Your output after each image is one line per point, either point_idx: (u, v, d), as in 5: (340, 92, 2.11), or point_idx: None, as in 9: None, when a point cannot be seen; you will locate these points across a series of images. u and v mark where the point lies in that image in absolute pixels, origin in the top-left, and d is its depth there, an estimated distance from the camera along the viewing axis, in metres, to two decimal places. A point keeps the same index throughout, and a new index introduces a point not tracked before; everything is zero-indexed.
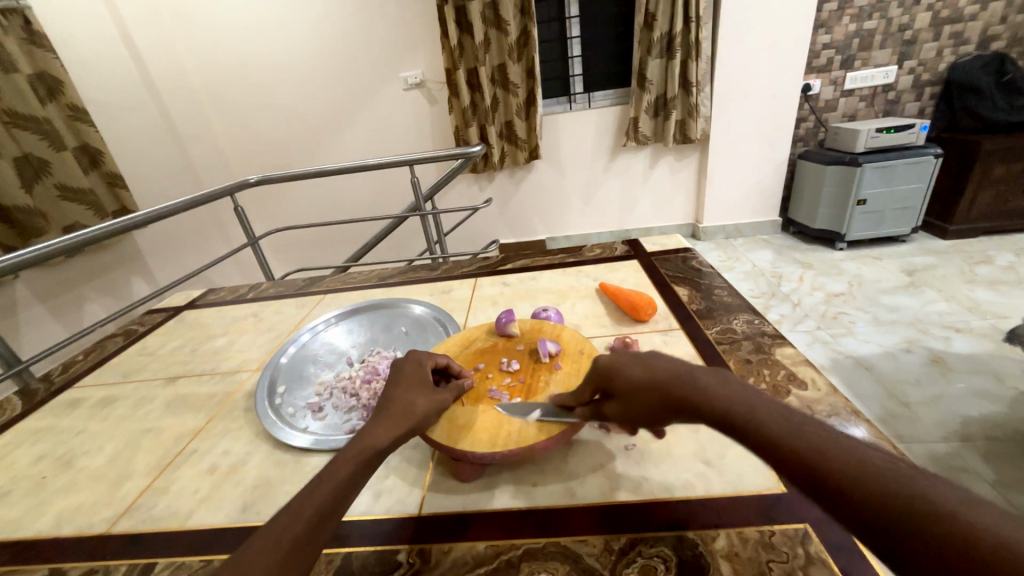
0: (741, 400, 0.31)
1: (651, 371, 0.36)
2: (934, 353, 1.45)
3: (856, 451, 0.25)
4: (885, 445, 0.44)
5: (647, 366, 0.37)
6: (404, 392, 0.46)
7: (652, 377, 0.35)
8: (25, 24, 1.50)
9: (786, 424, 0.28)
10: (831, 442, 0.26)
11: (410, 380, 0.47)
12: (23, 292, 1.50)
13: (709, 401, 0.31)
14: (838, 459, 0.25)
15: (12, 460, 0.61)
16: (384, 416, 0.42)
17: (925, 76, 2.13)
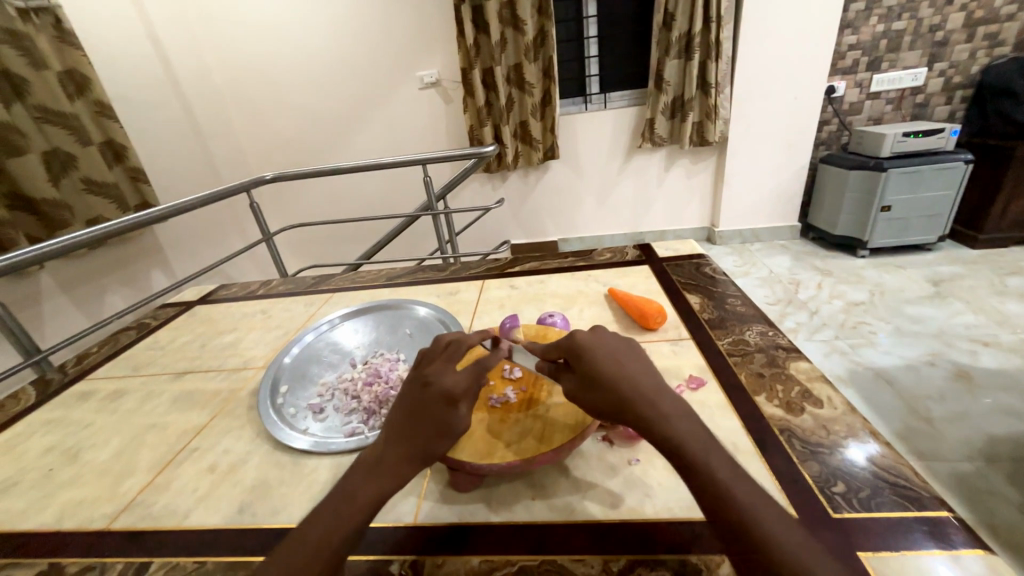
0: (700, 441, 0.35)
1: (629, 381, 0.38)
2: (960, 368, 1.40)
3: (771, 512, 0.31)
4: (906, 470, 0.42)
5: (628, 374, 0.39)
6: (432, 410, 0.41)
7: (630, 386, 0.38)
8: (56, 22, 1.54)
9: (727, 472, 0.33)
10: (755, 499, 0.32)
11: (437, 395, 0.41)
12: (47, 281, 1.54)
13: (673, 432, 0.35)
14: (757, 518, 0.31)
15: (23, 451, 0.62)
16: (407, 437, 0.40)
17: (957, 78, 2.05)
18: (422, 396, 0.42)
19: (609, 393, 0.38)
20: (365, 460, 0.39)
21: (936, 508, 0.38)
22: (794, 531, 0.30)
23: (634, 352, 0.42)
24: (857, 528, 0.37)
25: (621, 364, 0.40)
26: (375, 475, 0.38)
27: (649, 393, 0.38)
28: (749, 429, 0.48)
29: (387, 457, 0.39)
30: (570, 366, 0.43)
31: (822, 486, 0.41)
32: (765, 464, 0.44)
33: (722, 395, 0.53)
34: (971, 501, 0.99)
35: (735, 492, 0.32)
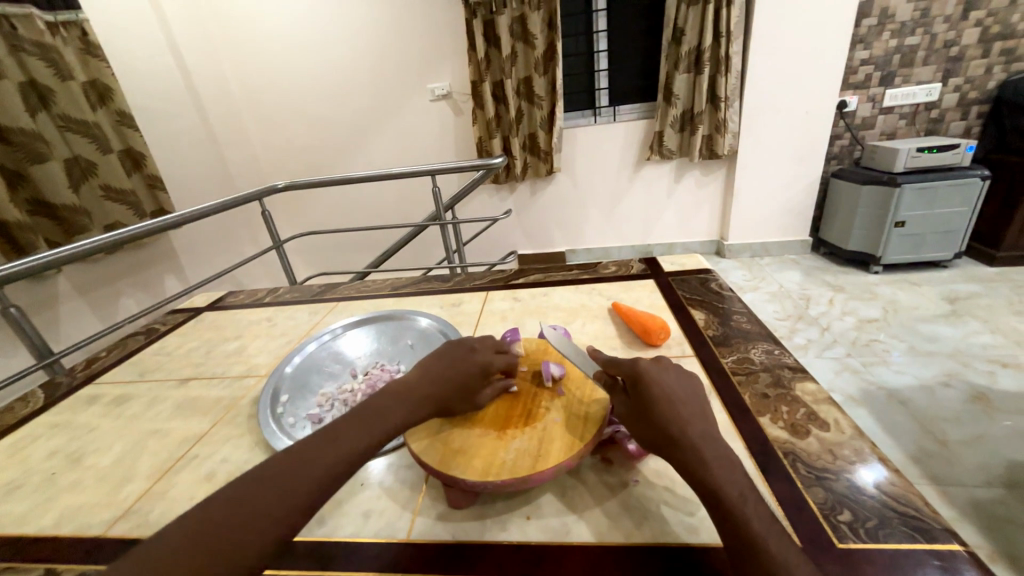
0: (736, 482, 0.35)
1: (679, 414, 0.40)
2: (977, 389, 1.35)
3: (800, 561, 0.31)
4: (916, 499, 0.40)
5: (679, 406, 0.41)
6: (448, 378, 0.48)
7: (677, 420, 0.40)
8: (82, 36, 1.60)
9: (761, 519, 0.33)
10: (783, 545, 0.32)
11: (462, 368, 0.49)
12: (64, 284, 1.57)
13: (712, 468, 0.36)
14: (779, 560, 0.31)
15: (29, 453, 0.63)
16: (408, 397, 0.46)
17: (972, 94, 2.03)
18: (462, 361, 0.50)
19: (657, 424, 0.40)
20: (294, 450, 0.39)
21: (947, 541, 0.37)
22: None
23: (694, 388, 0.44)
24: (863, 560, 0.36)
25: (676, 395, 0.42)
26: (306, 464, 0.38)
27: (697, 430, 0.39)
28: (752, 451, 0.47)
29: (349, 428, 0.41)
30: (625, 389, 0.45)
31: (828, 514, 0.40)
32: (768, 489, 0.43)
33: (725, 415, 0.52)
34: (990, 529, 0.96)
35: (766, 540, 0.32)
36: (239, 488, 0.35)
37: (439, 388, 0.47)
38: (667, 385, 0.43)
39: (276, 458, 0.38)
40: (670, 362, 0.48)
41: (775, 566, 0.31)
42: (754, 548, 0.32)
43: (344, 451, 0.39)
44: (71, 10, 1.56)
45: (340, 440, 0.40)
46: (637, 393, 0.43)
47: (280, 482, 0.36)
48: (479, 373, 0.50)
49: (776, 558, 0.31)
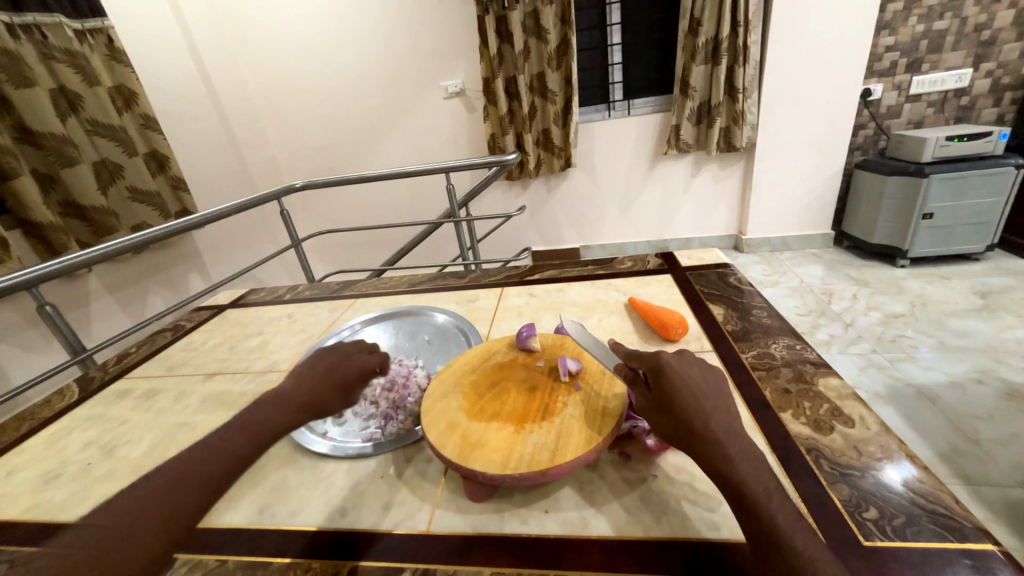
0: (761, 476, 0.35)
1: (701, 407, 0.40)
2: (1012, 386, 1.30)
3: (826, 555, 0.30)
4: (946, 498, 0.39)
5: (700, 400, 0.41)
6: (324, 383, 0.49)
7: (700, 413, 0.39)
8: (108, 42, 1.65)
9: (786, 513, 0.33)
10: (808, 539, 0.31)
11: (329, 375, 0.49)
12: (95, 284, 1.63)
13: (734, 461, 0.36)
14: (805, 556, 0.30)
15: (66, 445, 0.66)
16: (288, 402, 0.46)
17: (1006, 79, 1.94)
18: (338, 362, 0.51)
19: (679, 417, 0.40)
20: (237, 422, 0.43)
21: (979, 539, 0.36)
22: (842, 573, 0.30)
23: (718, 380, 0.44)
24: (890, 557, 0.35)
25: (698, 389, 0.42)
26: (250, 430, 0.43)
27: (720, 423, 0.39)
28: (774, 447, 0.46)
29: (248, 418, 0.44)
30: (647, 381, 0.45)
31: (853, 511, 0.39)
32: (790, 485, 0.42)
33: (745, 410, 0.51)
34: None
35: (793, 537, 0.31)
36: (154, 478, 0.37)
37: (316, 388, 0.48)
38: (689, 379, 0.43)
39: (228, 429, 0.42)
40: (693, 354, 0.47)
41: (802, 563, 0.30)
42: (779, 543, 0.31)
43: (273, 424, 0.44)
44: (97, 17, 1.61)
45: (254, 426, 0.43)
46: (658, 386, 0.43)
47: (200, 465, 0.38)
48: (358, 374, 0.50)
49: (801, 553, 0.30)
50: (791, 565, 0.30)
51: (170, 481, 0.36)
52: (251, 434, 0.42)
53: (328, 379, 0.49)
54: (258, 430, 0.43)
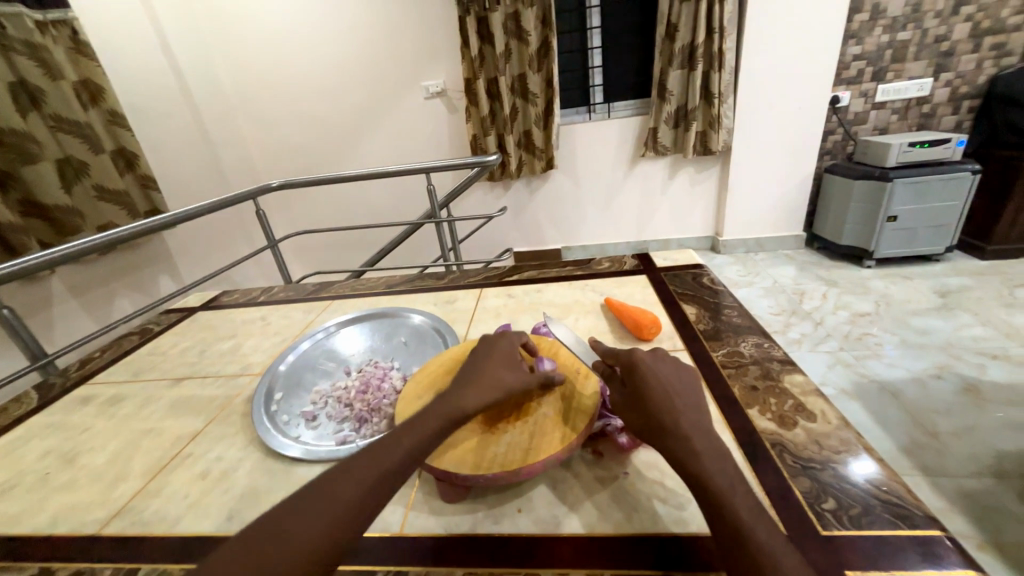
0: (725, 471, 0.36)
1: (671, 405, 0.41)
2: (969, 381, 1.37)
3: (783, 545, 0.32)
4: (899, 488, 0.41)
5: (671, 398, 0.42)
6: (496, 364, 0.49)
7: (670, 411, 0.41)
8: (72, 35, 1.59)
9: (748, 507, 0.34)
10: (767, 530, 0.32)
11: (503, 356, 0.50)
12: (58, 286, 1.56)
13: (700, 456, 0.37)
14: (763, 547, 0.31)
15: (22, 454, 0.63)
16: (468, 384, 0.46)
17: (963, 89, 2.04)
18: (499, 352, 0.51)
19: (650, 414, 0.41)
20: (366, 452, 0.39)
21: (928, 527, 0.37)
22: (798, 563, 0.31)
23: (692, 379, 0.45)
24: (846, 546, 0.36)
25: (671, 387, 0.43)
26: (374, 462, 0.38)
27: (689, 420, 0.40)
28: (740, 443, 0.47)
29: (400, 433, 0.41)
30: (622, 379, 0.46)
31: (813, 502, 0.41)
32: (754, 479, 0.43)
33: (714, 407, 0.53)
34: (978, 518, 0.97)
35: (753, 530, 0.32)
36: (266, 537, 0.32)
37: (484, 377, 0.47)
38: (663, 376, 0.44)
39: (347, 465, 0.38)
40: (668, 354, 0.48)
41: (761, 554, 0.31)
42: (738, 535, 0.32)
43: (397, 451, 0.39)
44: (61, 8, 1.55)
45: (378, 458, 0.38)
46: (632, 385, 0.44)
47: (318, 509, 0.34)
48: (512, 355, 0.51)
49: (759, 545, 0.31)
50: (748, 556, 0.31)
51: (298, 515, 0.34)
52: (381, 469, 0.37)
53: (502, 359, 0.50)
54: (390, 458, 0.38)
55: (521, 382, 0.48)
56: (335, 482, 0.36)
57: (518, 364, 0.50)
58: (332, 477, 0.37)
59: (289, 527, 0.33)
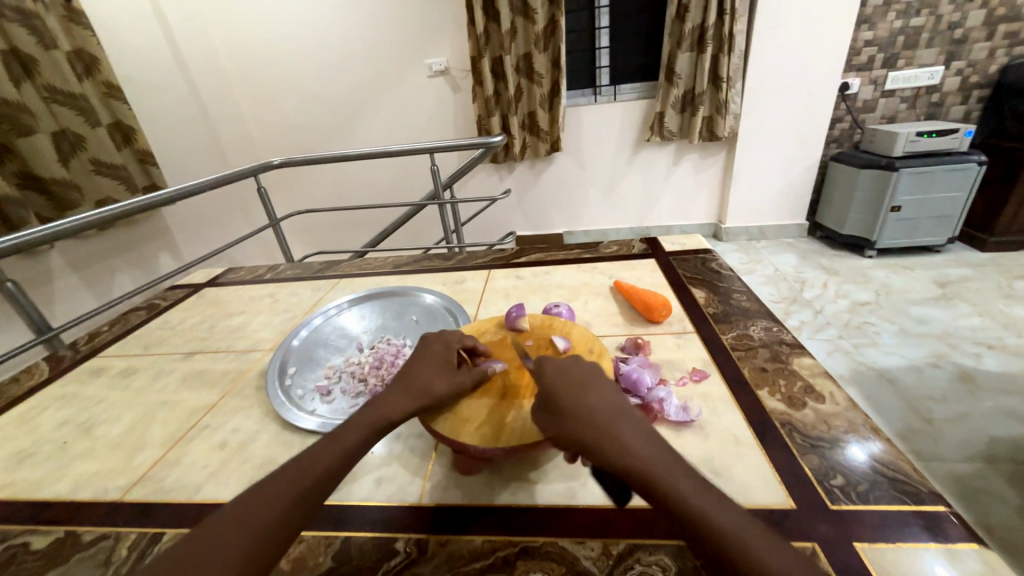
0: (672, 466, 0.33)
1: (591, 408, 0.37)
2: (964, 370, 1.39)
3: (764, 538, 0.29)
4: (904, 466, 0.42)
5: (588, 399, 0.38)
6: (424, 369, 0.48)
7: (585, 414, 0.37)
8: (65, 2, 1.54)
9: (711, 501, 0.31)
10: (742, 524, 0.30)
11: (436, 360, 0.49)
12: (57, 261, 1.55)
13: (643, 459, 0.33)
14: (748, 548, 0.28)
15: (38, 423, 0.64)
16: (395, 392, 0.45)
17: (974, 78, 2.02)
18: (434, 351, 0.50)
19: (570, 424, 0.37)
20: (301, 457, 0.38)
21: (933, 503, 0.39)
22: (788, 555, 0.28)
23: (593, 368, 0.42)
24: (854, 519, 0.38)
25: (580, 388, 0.40)
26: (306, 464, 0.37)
27: (610, 416, 0.37)
28: (750, 422, 0.49)
29: (324, 446, 0.39)
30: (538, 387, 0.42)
31: (822, 479, 0.42)
32: (765, 456, 0.44)
33: (724, 388, 0.54)
34: (968, 501, 1.00)
35: (709, 512, 0.30)
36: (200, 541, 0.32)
37: (417, 378, 0.47)
38: (567, 377, 0.41)
39: (289, 467, 0.37)
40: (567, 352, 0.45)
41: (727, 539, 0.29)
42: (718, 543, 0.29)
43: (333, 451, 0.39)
44: None
45: (307, 461, 0.38)
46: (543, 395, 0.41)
47: (253, 511, 0.34)
48: (445, 353, 0.50)
49: (737, 539, 0.29)
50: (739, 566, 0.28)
51: (212, 535, 0.32)
52: (317, 470, 0.37)
53: (431, 361, 0.49)
54: (326, 459, 0.38)
55: (452, 385, 0.47)
56: (251, 501, 0.34)
57: (452, 366, 0.49)
58: (266, 483, 0.36)
59: (228, 534, 0.32)
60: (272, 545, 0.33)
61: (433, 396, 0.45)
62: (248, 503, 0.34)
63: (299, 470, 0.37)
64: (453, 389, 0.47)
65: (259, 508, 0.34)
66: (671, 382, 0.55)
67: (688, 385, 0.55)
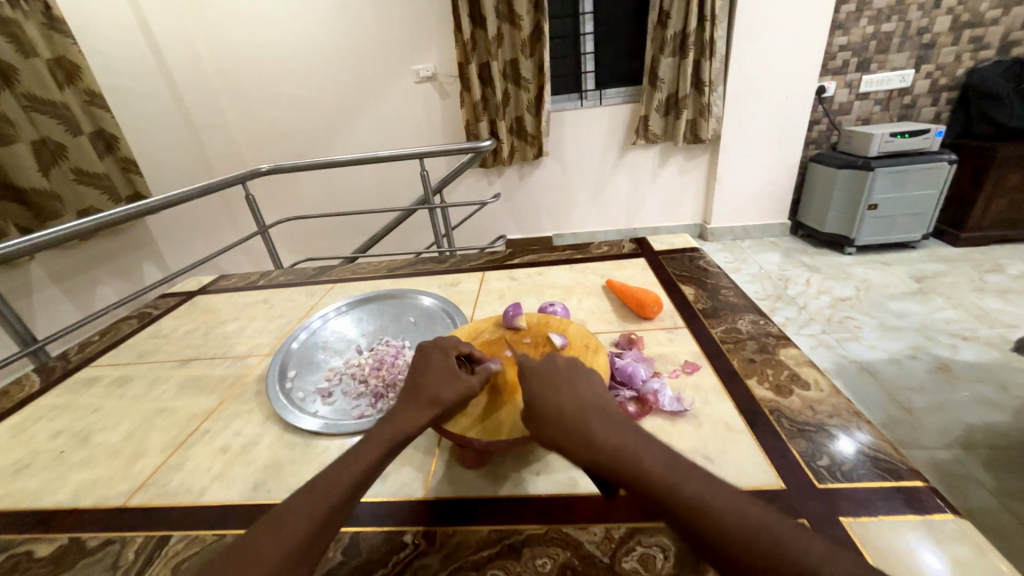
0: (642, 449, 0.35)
1: (563, 407, 0.40)
2: (941, 361, 1.45)
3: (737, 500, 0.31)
4: (886, 447, 0.45)
5: (558, 399, 0.41)
6: (432, 378, 0.48)
7: (558, 413, 0.40)
8: (44, 9, 1.51)
9: (677, 473, 0.33)
10: (717, 491, 0.31)
11: (441, 368, 0.49)
12: (38, 272, 1.52)
13: (615, 447, 0.35)
14: (723, 513, 0.30)
15: (33, 434, 0.63)
16: (408, 405, 0.45)
17: (943, 80, 2.10)
18: (434, 361, 0.50)
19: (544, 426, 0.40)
20: (328, 469, 0.39)
21: (912, 479, 0.41)
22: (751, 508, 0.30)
23: (567, 368, 0.45)
24: (839, 496, 0.40)
25: (552, 389, 0.42)
26: (332, 476, 0.38)
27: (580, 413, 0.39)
28: (741, 409, 0.51)
29: (347, 460, 0.40)
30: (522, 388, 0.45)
31: (809, 460, 0.44)
32: (755, 441, 0.47)
33: (715, 378, 0.56)
34: (948, 486, 1.04)
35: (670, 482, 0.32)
36: (236, 550, 0.33)
37: (424, 388, 0.47)
38: (539, 379, 0.44)
39: (316, 481, 0.38)
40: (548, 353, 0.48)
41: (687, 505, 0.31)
42: (696, 516, 0.30)
43: (357, 464, 0.39)
44: None
45: (333, 474, 0.38)
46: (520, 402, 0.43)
47: (282, 522, 0.35)
48: (444, 360, 0.50)
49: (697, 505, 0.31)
50: (717, 532, 0.29)
51: (246, 546, 0.33)
52: (342, 483, 0.37)
53: (434, 370, 0.49)
54: (350, 471, 0.38)
55: (458, 392, 0.46)
56: (279, 518, 0.35)
57: (456, 373, 0.49)
58: (296, 496, 0.37)
59: (260, 543, 0.33)
60: (301, 556, 0.33)
61: (444, 404, 0.45)
62: (276, 522, 0.35)
63: (324, 482, 0.38)
64: (462, 395, 0.46)
65: (287, 526, 0.34)
66: (664, 374, 0.57)
67: (681, 377, 0.57)
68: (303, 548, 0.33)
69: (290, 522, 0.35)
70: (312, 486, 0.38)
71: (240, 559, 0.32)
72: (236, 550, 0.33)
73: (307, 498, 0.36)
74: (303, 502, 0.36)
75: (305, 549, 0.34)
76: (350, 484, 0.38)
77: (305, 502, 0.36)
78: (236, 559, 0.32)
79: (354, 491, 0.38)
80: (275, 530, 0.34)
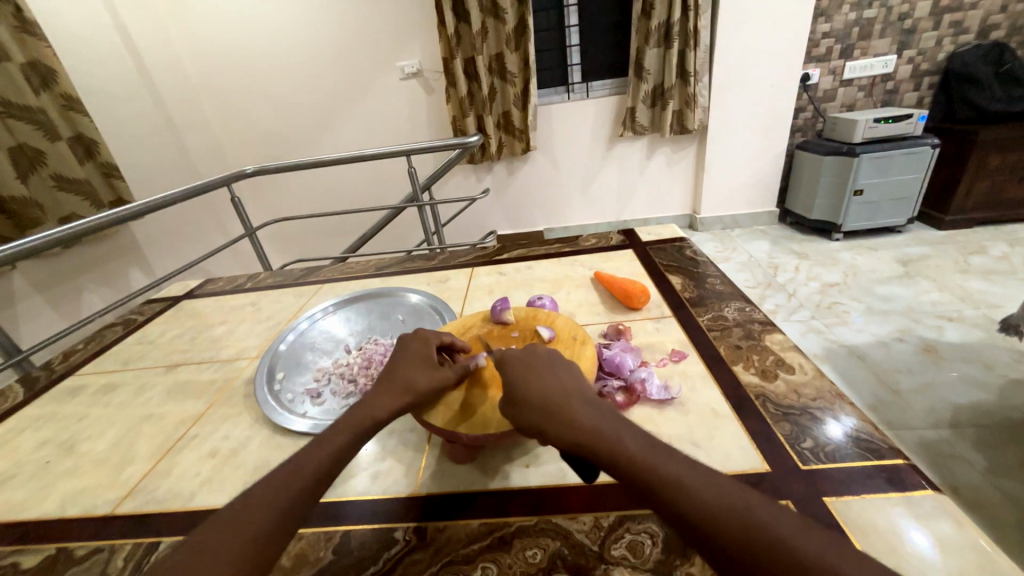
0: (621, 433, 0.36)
1: (546, 392, 0.41)
2: (927, 342, 1.47)
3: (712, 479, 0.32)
4: (869, 427, 0.46)
5: (540, 383, 0.42)
6: (410, 366, 0.49)
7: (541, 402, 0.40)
8: (16, 11, 1.46)
9: (663, 460, 0.33)
10: (689, 472, 0.32)
11: (419, 357, 0.50)
12: (20, 282, 1.50)
13: (591, 429, 0.36)
14: (696, 495, 0.30)
15: (17, 445, 0.62)
16: (382, 392, 0.46)
17: (924, 65, 2.13)
18: (415, 350, 0.51)
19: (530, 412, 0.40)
20: (295, 457, 0.39)
21: (893, 457, 0.42)
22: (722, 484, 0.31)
23: (549, 357, 0.46)
24: (823, 477, 0.41)
25: (530, 374, 0.43)
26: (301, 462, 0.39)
27: (557, 398, 0.40)
28: (727, 395, 0.51)
29: (317, 446, 0.40)
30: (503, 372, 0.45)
31: (794, 443, 0.45)
32: (741, 425, 0.47)
33: (702, 365, 0.57)
34: (935, 465, 1.06)
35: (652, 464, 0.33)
36: (207, 536, 0.33)
37: (402, 376, 0.48)
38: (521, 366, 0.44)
39: (284, 467, 0.38)
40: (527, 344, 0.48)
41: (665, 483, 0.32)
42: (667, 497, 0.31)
43: (327, 449, 0.40)
44: None
45: (303, 459, 0.39)
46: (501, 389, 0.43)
47: (252, 508, 0.35)
48: (425, 349, 0.51)
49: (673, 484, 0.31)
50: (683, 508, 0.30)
51: (216, 535, 0.33)
52: (313, 468, 0.38)
53: (413, 359, 0.50)
54: (320, 456, 0.39)
55: (434, 381, 0.47)
56: (244, 509, 0.35)
57: (433, 362, 0.50)
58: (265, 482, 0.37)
59: (230, 531, 0.33)
60: (275, 538, 0.34)
61: (416, 392, 0.46)
62: (242, 512, 0.35)
63: (294, 467, 0.38)
64: (437, 383, 0.47)
65: (252, 515, 0.34)
66: (651, 363, 0.58)
67: (668, 365, 0.57)
68: (277, 531, 0.34)
69: (260, 509, 0.35)
70: (280, 473, 0.38)
71: (211, 547, 0.32)
72: (206, 538, 0.33)
73: (278, 483, 0.37)
74: (273, 487, 0.36)
75: (278, 532, 0.34)
76: (322, 468, 0.38)
77: (276, 487, 0.36)
78: (207, 546, 0.32)
79: (326, 475, 0.38)
80: (245, 517, 0.34)
